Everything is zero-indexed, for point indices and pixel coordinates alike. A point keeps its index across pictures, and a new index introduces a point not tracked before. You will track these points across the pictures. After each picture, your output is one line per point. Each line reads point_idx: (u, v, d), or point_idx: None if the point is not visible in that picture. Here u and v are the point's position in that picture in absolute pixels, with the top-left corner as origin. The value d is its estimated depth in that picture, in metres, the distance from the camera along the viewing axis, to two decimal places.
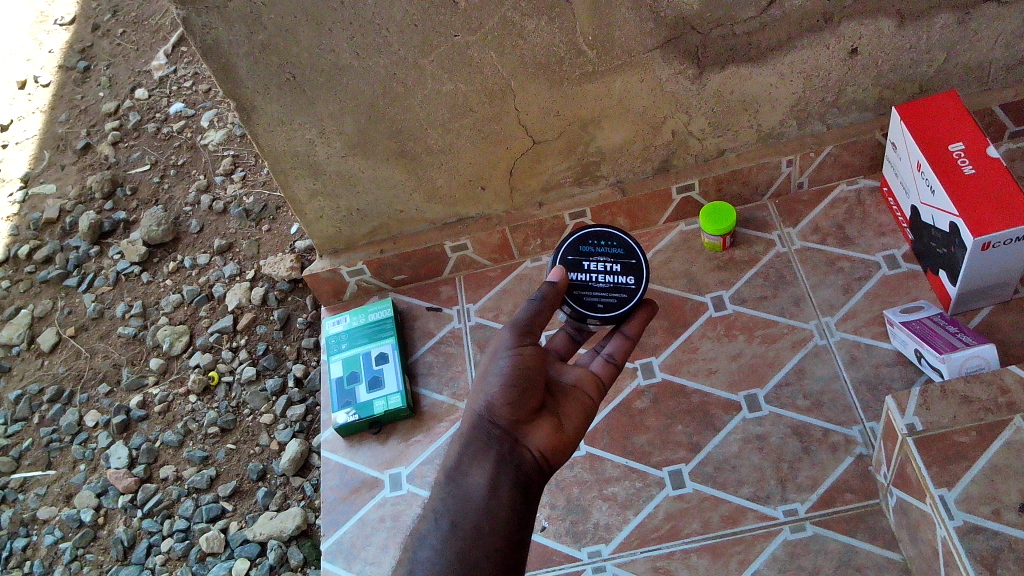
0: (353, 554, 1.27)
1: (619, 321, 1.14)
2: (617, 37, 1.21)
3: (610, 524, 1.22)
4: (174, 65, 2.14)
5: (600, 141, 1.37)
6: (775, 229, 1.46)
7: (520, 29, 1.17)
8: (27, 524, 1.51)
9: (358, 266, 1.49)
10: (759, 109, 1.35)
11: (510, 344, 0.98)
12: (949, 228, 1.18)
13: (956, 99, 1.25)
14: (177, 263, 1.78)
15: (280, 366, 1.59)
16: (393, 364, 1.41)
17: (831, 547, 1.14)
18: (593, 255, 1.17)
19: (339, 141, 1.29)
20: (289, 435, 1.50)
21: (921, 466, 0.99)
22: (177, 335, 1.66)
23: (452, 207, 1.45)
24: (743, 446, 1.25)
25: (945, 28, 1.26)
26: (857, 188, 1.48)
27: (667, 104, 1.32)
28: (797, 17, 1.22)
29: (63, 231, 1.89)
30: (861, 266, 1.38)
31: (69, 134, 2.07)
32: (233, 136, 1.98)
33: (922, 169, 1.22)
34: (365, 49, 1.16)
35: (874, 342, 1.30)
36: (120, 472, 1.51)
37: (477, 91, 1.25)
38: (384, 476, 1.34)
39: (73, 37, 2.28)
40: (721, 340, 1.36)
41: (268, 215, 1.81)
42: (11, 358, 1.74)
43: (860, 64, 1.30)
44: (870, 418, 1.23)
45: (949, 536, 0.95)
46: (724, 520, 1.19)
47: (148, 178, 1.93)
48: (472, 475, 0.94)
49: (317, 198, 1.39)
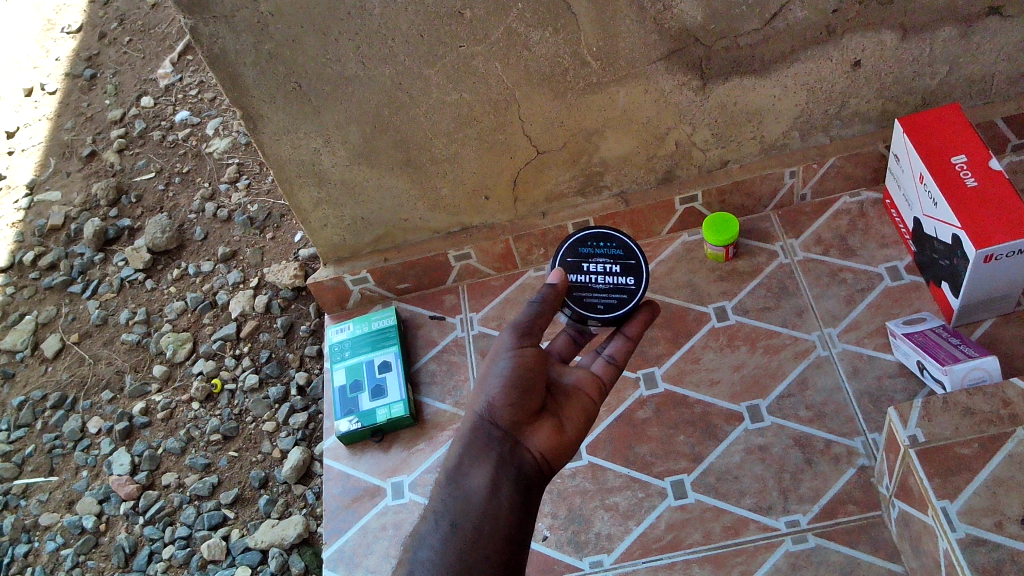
0: (354, 561, 1.27)
1: (620, 322, 1.15)
2: (621, 49, 1.22)
3: (611, 534, 1.22)
4: (179, 74, 2.16)
5: (604, 152, 1.37)
6: (777, 240, 1.47)
7: (525, 40, 1.18)
8: (28, 530, 1.51)
9: (362, 274, 1.50)
10: (762, 120, 1.36)
11: (510, 345, 0.99)
12: (952, 240, 1.18)
13: (959, 111, 1.26)
14: (180, 271, 1.79)
15: (283, 373, 1.59)
16: (396, 372, 1.42)
17: (833, 559, 1.13)
18: (592, 257, 1.17)
19: (344, 150, 1.30)
20: (291, 443, 1.50)
21: (922, 478, 0.99)
22: (181, 343, 1.67)
23: (456, 217, 1.46)
24: (746, 456, 1.25)
25: (948, 41, 1.27)
26: (859, 200, 1.48)
27: (671, 115, 1.33)
28: (800, 30, 1.23)
29: (68, 238, 1.91)
30: (864, 278, 1.39)
31: (75, 142, 2.08)
32: (238, 144, 1.99)
33: (925, 181, 1.22)
34: (372, 59, 1.17)
35: (876, 353, 1.30)
36: (122, 478, 1.51)
37: (482, 102, 1.26)
38: (386, 484, 1.35)
39: (80, 45, 2.29)
40: (724, 350, 1.36)
41: (272, 223, 1.82)
42: (14, 365, 1.74)
43: (862, 77, 1.31)
44: (872, 430, 1.23)
45: (951, 548, 0.95)
46: (725, 530, 1.19)
47: (153, 185, 1.94)
48: (473, 476, 0.94)
49: (322, 207, 1.39)
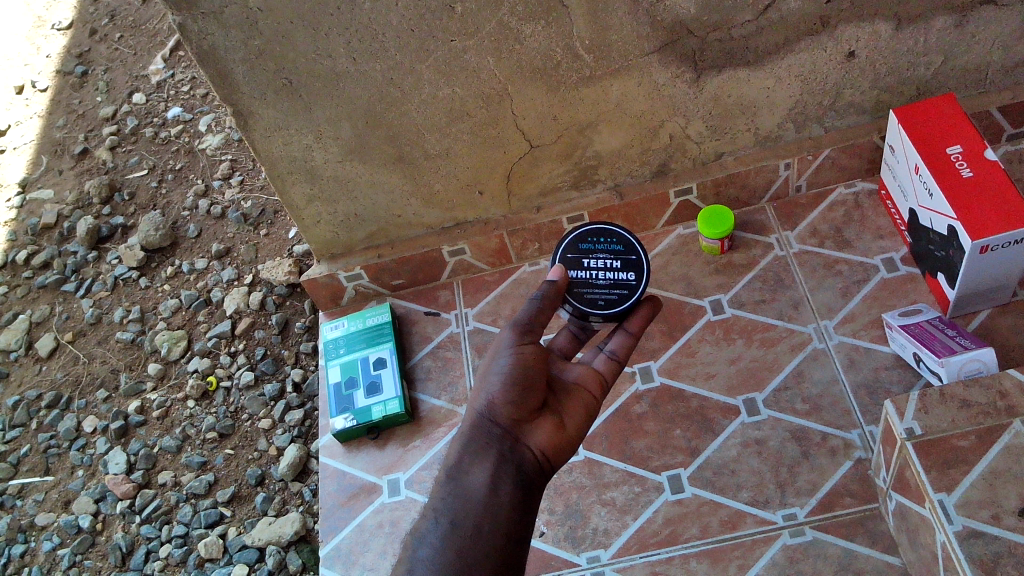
0: (351, 560, 1.27)
1: (621, 317, 1.13)
2: (615, 42, 1.21)
3: (609, 529, 1.22)
4: (172, 70, 2.14)
5: (597, 145, 1.36)
6: (773, 233, 1.46)
7: (517, 34, 1.17)
8: (24, 530, 1.51)
9: (356, 271, 1.49)
10: (757, 112, 1.35)
11: (510, 342, 0.98)
12: (948, 231, 1.18)
13: (955, 102, 1.25)
14: (175, 268, 1.78)
15: (279, 370, 1.58)
16: (391, 369, 1.41)
17: (831, 552, 1.13)
18: (593, 252, 1.16)
19: (337, 145, 1.29)
20: (288, 440, 1.49)
21: (920, 471, 0.99)
22: (176, 341, 1.66)
23: (451, 212, 1.45)
24: (742, 450, 1.25)
25: (942, 30, 1.26)
26: (855, 191, 1.48)
27: (665, 107, 1.32)
28: (795, 21, 1.22)
29: (61, 236, 1.89)
30: (860, 269, 1.38)
31: (67, 139, 2.07)
32: (231, 140, 1.98)
33: (920, 172, 1.22)
34: (362, 54, 1.16)
35: (873, 345, 1.30)
36: (118, 477, 1.51)
37: (475, 97, 1.25)
38: (383, 481, 1.34)
39: (71, 41, 2.28)
40: (720, 343, 1.36)
41: (267, 220, 1.80)
42: (9, 364, 1.73)
43: (857, 67, 1.30)
44: (870, 422, 1.23)
45: (949, 541, 0.95)
46: (723, 524, 1.19)
47: (146, 183, 1.93)
48: (473, 474, 0.93)
49: (315, 203, 1.38)
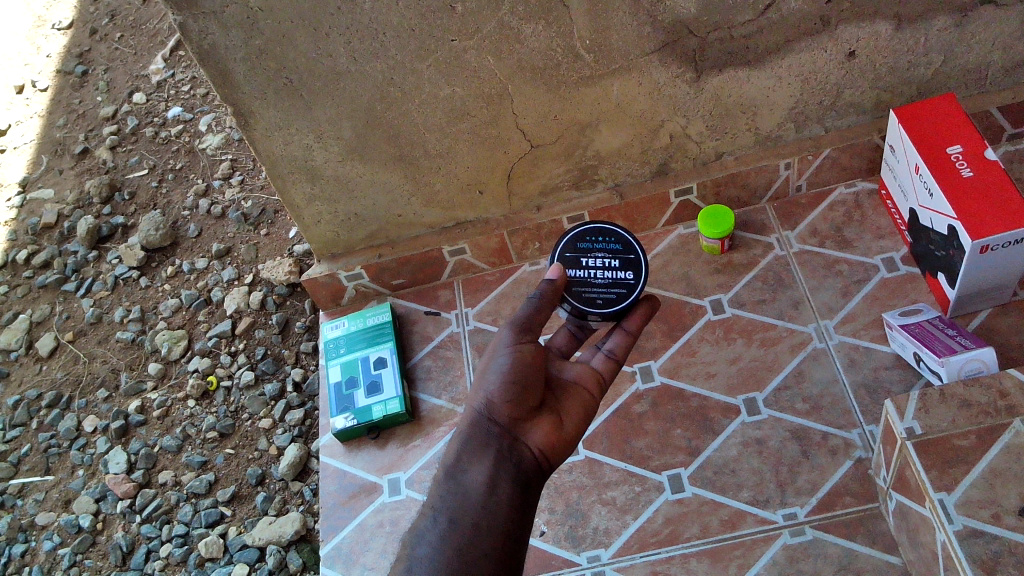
0: (352, 559, 1.27)
1: (620, 316, 1.13)
2: (615, 41, 1.21)
3: (609, 529, 1.22)
4: (172, 69, 2.14)
5: (598, 145, 1.36)
6: (773, 232, 1.46)
7: (518, 33, 1.17)
8: (25, 530, 1.51)
9: (357, 271, 1.49)
10: (757, 112, 1.35)
11: (509, 342, 0.98)
12: (948, 230, 1.18)
13: (955, 102, 1.25)
14: (175, 268, 1.78)
15: (279, 369, 1.58)
16: (392, 369, 1.41)
17: (831, 551, 1.13)
18: (591, 251, 1.17)
19: (337, 145, 1.29)
20: (288, 439, 1.49)
21: (920, 470, 0.99)
22: (176, 341, 1.66)
23: (451, 212, 1.45)
24: (742, 450, 1.25)
25: (943, 31, 1.26)
26: (855, 190, 1.48)
27: (666, 107, 1.32)
28: (796, 20, 1.22)
29: (61, 236, 1.89)
30: (860, 269, 1.38)
31: (67, 139, 2.07)
32: (231, 140, 1.98)
33: (920, 171, 1.22)
34: (362, 54, 1.16)
35: (873, 345, 1.30)
36: (119, 477, 1.51)
37: (476, 96, 1.25)
38: (383, 480, 1.34)
39: (71, 41, 2.28)
40: (720, 343, 1.36)
41: (267, 219, 1.80)
42: (9, 364, 1.73)
43: (857, 67, 1.30)
44: (870, 421, 1.23)
45: (949, 541, 0.95)
46: (723, 524, 1.19)
47: (146, 182, 1.93)
48: (472, 472, 0.93)
49: (316, 203, 1.38)
